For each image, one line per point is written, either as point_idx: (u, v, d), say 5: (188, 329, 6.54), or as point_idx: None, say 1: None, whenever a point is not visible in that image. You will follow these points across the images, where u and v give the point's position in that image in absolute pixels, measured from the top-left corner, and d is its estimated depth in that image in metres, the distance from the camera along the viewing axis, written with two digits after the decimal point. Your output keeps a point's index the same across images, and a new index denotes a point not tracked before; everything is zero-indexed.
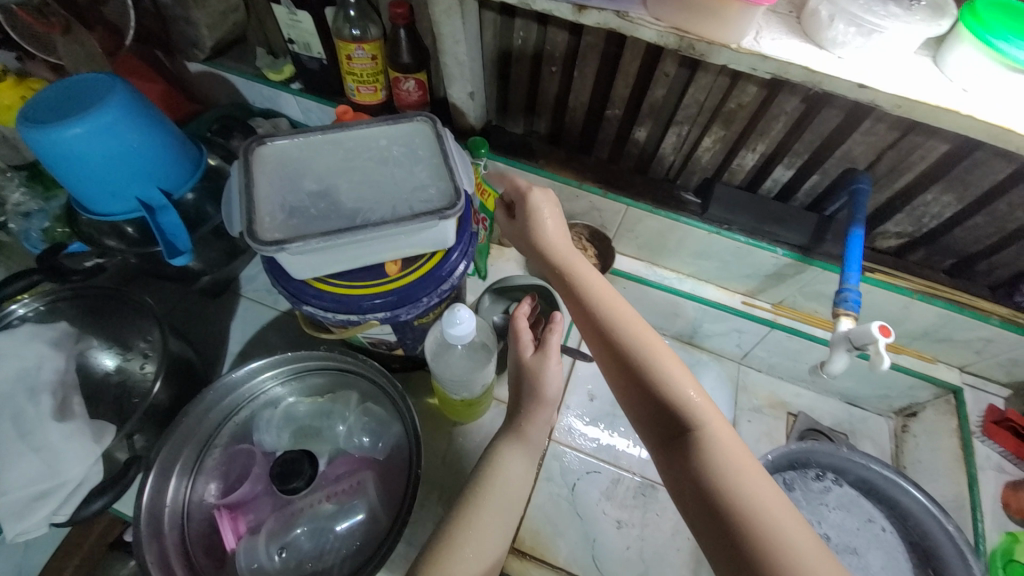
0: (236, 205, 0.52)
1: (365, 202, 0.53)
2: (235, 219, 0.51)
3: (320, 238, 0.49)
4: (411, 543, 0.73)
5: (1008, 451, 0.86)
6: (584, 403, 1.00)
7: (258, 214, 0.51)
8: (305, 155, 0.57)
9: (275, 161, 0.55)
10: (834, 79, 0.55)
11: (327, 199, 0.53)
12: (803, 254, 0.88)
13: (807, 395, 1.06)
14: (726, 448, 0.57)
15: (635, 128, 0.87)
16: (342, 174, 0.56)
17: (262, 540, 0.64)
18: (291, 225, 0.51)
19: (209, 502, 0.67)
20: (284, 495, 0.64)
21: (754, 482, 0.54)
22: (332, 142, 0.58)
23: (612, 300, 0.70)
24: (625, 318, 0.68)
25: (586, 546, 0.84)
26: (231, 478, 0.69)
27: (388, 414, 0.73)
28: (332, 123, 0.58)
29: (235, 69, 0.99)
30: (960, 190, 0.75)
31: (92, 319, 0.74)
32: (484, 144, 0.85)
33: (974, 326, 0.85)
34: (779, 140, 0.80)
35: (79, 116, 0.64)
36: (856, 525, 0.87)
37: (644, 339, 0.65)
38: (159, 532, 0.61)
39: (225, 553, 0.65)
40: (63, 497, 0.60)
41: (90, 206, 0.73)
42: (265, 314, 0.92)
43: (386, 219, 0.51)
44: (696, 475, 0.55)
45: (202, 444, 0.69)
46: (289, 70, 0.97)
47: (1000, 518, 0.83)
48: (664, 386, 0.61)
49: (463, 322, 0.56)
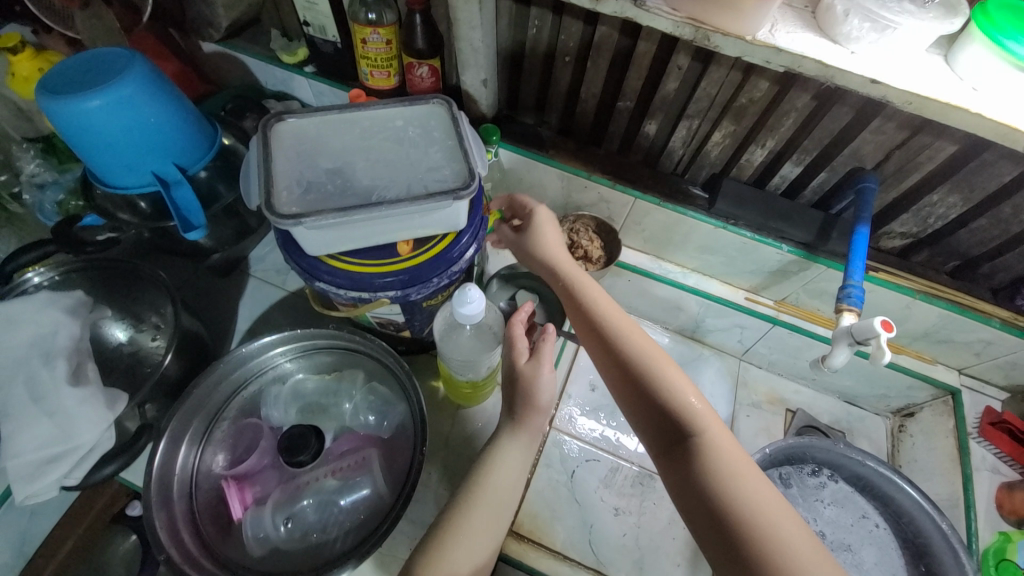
0: (253, 179, 0.53)
1: (380, 180, 0.54)
2: (252, 192, 0.52)
3: (336, 213, 0.50)
4: (411, 520, 0.75)
5: (1005, 453, 0.87)
6: (585, 392, 1.01)
7: (276, 188, 0.52)
8: (322, 132, 0.58)
9: (292, 137, 0.56)
10: (846, 73, 0.56)
11: (343, 176, 0.54)
12: (808, 251, 0.88)
13: (806, 392, 1.07)
14: (727, 456, 0.57)
15: (646, 121, 0.88)
16: (358, 153, 0.56)
17: (268, 510, 0.65)
18: (308, 200, 0.52)
19: (217, 472, 0.68)
20: (290, 468, 0.66)
21: (754, 488, 0.55)
22: (349, 121, 0.59)
23: (613, 311, 0.71)
24: (626, 329, 0.68)
25: (584, 532, 0.86)
26: (238, 450, 0.70)
27: (394, 393, 0.74)
28: (349, 102, 0.59)
29: (250, 50, 0.99)
30: (967, 191, 0.75)
31: (104, 290, 0.77)
32: (496, 131, 0.86)
33: (975, 328, 0.86)
34: (789, 136, 0.80)
35: (99, 88, 0.65)
36: (850, 521, 0.88)
37: (645, 349, 0.66)
38: (168, 501, 0.62)
39: (231, 523, 0.66)
40: (74, 461, 0.62)
41: (106, 179, 0.74)
42: (273, 293, 0.93)
43: (401, 197, 0.52)
44: (697, 481, 0.57)
45: (211, 416, 0.70)
46: (303, 53, 0.98)
47: (995, 519, 0.84)
48: (666, 395, 0.62)
49: (473, 302, 0.56)
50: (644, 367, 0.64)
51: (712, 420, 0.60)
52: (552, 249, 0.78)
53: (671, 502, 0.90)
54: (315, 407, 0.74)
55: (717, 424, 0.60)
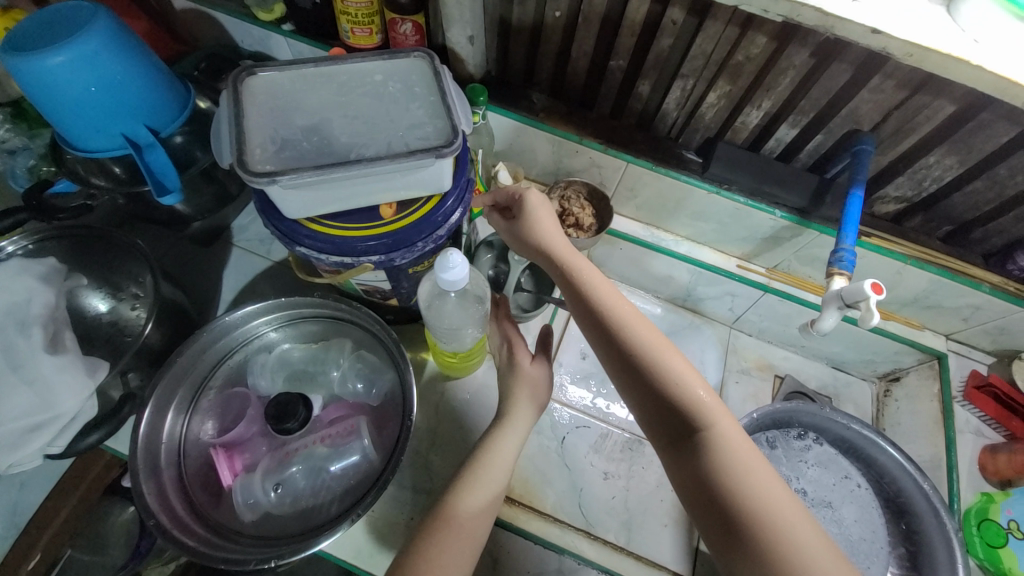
0: (224, 136, 0.51)
1: (359, 138, 0.52)
2: (224, 150, 0.50)
3: (313, 171, 0.48)
4: (402, 485, 0.76)
5: (988, 416, 0.90)
6: (576, 361, 1.01)
7: (249, 145, 0.49)
8: (297, 87, 0.55)
9: (265, 92, 0.53)
10: (846, 23, 0.54)
11: (320, 133, 0.52)
12: (801, 216, 0.87)
13: (794, 359, 1.08)
14: (736, 450, 0.56)
15: (639, 81, 0.85)
16: (335, 109, 0.54)
17: (257, 478, 0.65)
18: (283, 158, 0.49)
19: (205, 440, 0.68)
20: (279, 435, 0.65)
21: (764, 481, 0.55)
22: (325, 76, 0.56)
23: (614, 299, 0.66)
24: (629, 318, 0.65)
25: (573, 495, 0.87)
26: (226, 419, 0.70)
27: (382, 360, 0.74)
28: (325, 56, 0.56)
29: (223, 6, 0.94)
30: (964, 153, 0.74)
31: (81, 259, 0.74)
32: (483, 92, 0.83)
33: (964, 293, 0.86)
34: (785, 97, 0.78)
35: (60, 43, 0.61)
36: (833, 481, 0.90)
37: (651, 341, 0.63)
38: (156, 468, 0.62)
39: (222, 489, 0.66)
40: (57, 430, 0.61)
41: (73, 141, 0.70)
42: (257, 263, 0.91)
43: (381, 155, 0.50)
44: (709, 479, 0.56)
45: (197, 385, 0.69)
46: (281, 10, 0.93)
47: (977, 479, 0.87)
48: (673, 390, 0.60)
49: (456, 266, 0.55)
50: (651, 360, 0.61)
51: (721, 413, 0.59)
52: (546, 232, 0.72)
53: (659, 466, 0.92)
54: (302, 375, 0.73)
55: (725, 416, 0.59)
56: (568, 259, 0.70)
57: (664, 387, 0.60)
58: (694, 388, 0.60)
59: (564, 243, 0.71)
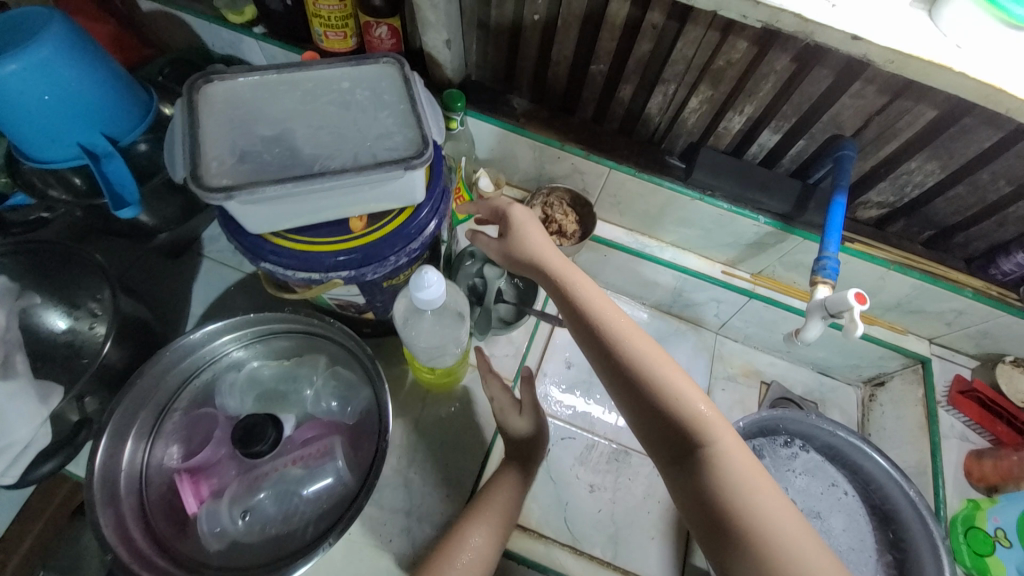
0: (179, 148, 0.48)
1: (324, 149, 0.49)
2: (178, 163, 0.47)
3: (273, 185, 0.45)
4: (380, 506, 0.73)
5: (972, 420, 0.89)
6: (561, 370, 0.99)
7: (204, 158, 0.46)
8: (258, 95, 0.52)
9: (224, 101, 0.51)
10: (827, 30, 0.53)
11: (283, 144, 0.49)
12: (785, 222, 0.86)
13: (780, 364, 1.07)
14: (739, 465, 0.55)
15: (621, 86, 0.83)
16: (299, 118, 0.51)
17: (224, 505, 0.62)
18: (241, 171, 0.47)
19: (170, 466, 0.65)
20: (247, 459, 0.62)
21: (763, 495, 0.54)
22: (289, 83, 0.53)
23: (611, 312, 0.65)
24: (626, 332, 0.63)
25: (559, 509, 0.85)
26: (193, 442, 0.67)
27: (356, 374, 0.71)
28: (289, 62, 0.53)
29: (191, 8, 0.90)
30: (945, 158, 0.73)
31: (34, 275, 0.69)
32: (460, 97, 0.80)
33: (947, 298, 0.85)
34: (767, 102, 0.77)
35: (12, 50, 0.58)
36: (820, 489, 0.89)
37: (650, 355, 0.61)
38: (115, 497, 0.59)
39: (187, 517, 0.63)
40: (9, 459, 0.57)
41: (27, 151, 0.67)
42: (229, 275, 0.87)
43: (346, 167, 0.48)
44: (709, 493, 0.54)
45: (161, 407, 0.65)
46: (252, 12, 0.89)
47: (962, 485, 0.87)
48: (673, 404, 0.58)
49: (431, 285, 0.53)
50: (651, 375, 0.59)
51: (723, 427, 0.57)
52: (538, 244, 0.71)
53: (646, 477, 0.90)
54: (274, 394, 0.70)
55: (727, 429, 0.57)
56: (564, 273, 0.68)
57: (663, 401, 0.58)
58: (695, 402, 0.58)
59: (556, 254, 0.69)
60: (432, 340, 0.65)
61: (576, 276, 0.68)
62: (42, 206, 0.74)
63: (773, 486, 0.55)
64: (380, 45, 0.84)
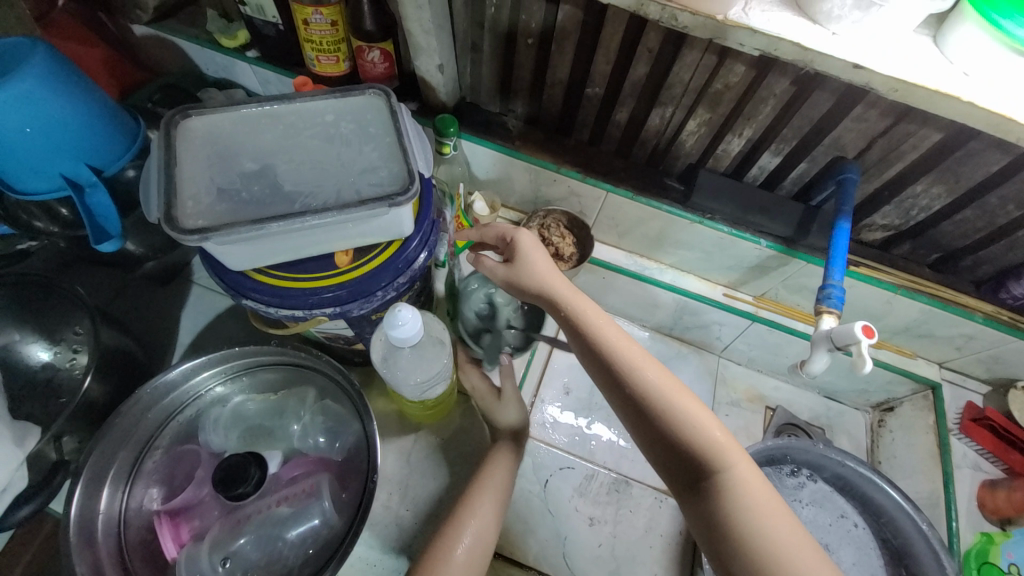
0: (156, 186, 0.46)
1: (306, 185, 0.48)
2: (154, 203, 0.45)
3: (250, 225, 0.43)
4: (370, 545, 0.70)
5: (985, 449, 0.86)
6: (559, 396, 0.97)
7: (181, 197, 0.45)
8: (239, 130, 0.50)
9: (204, 136, 0.49)
10: (826, 58, 0.51)
11: (263, 181, 0.47)
12: (787, 245, 0.84)
13: (786, 388, 1.04)
14: (754, 494, 0.52)
15: (617, 108, 0.82)
16: (281, 153, 0.50)
17: (204, 549, 0.60)
18: (219, 210, 0.45)
19: (150, 507, 0.62)
20: (230, 501, 0.60)
21: (781, 525, 0.51)
22: (272, 117, 0.52)
23: (617, 335, 0.62)
24: (634, 355, 0.60)
25: (557, 544, 0.82)
26: (174, 482, 0.64)
27: (348, 406, 0.68)
28: (272, 95, 0.52)
29: (183, 32, 0.89)
30: (951, 182, 0.71)
31: (16, 308, 0.67)
32: (453, 122, 0.79)
33: (957, 323, 0.83)
34: (767, 124, 0.75)
35: None
36: (829, 521, 0.86)
37: (659, 381, 0.58)
38: (91, 543, 0.56)
39: (167, 562, 0.60)
40: None
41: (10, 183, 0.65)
42: (219, 302, 0.85)
43: (328, 204, 0.46)
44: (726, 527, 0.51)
45: (141, 446, 0.63)
46: (244, 36, 0.88)
47: (975, 517, 0.84)
48: (686, 433, 0.55)
49: (405, 320, 0.50)
50: (662, 402, 0.56)
51: (738, 454, 0.54)
52: (538, 263, 0.67)
53: (648, 509, 0.87)
54: (261, 430, 0.68)
55: (743, 458, 0.54)
56: (565, 294, 0.65)
57: (674, 428, 0.55)
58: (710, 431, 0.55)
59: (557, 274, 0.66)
60: (415, 375, 0.63)
61: (578, 298, 0.65)
62: (25, 236, 0.72)
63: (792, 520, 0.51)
64: (373, 69, 0.83)
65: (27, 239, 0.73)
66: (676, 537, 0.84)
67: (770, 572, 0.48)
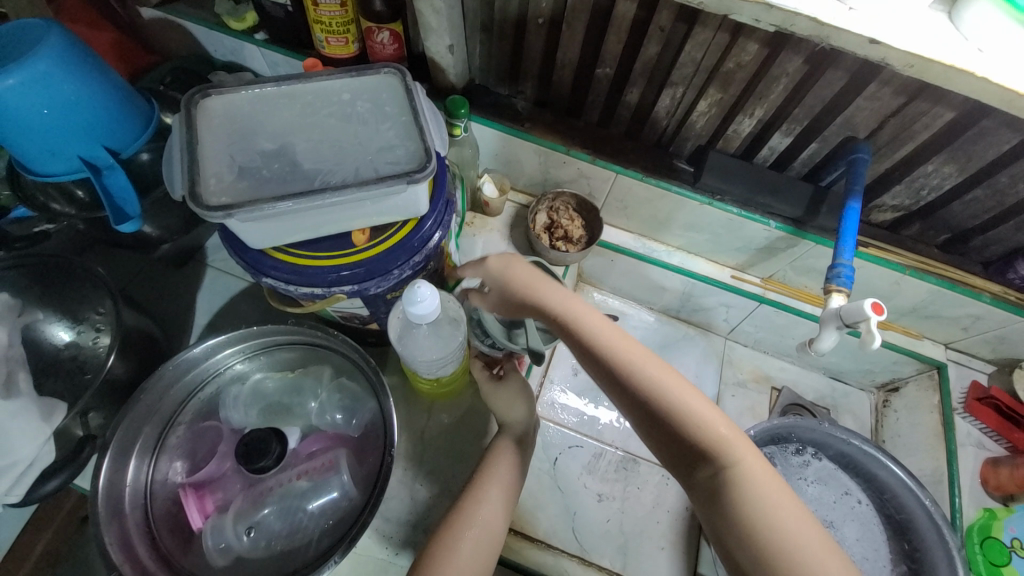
0: (178, 165, 0.47)
1: (324, 164, 0.48)
2: (177, 181, 0.46)
3: (273, 202, 0.44)
4: (386, 518, 0.72)
5: (989, 427, 0.87)
6: (568, 377, 0.98)
7: (203, 175, 0.46)
8: (257, 109, 0.51)
9: (223, 115, 0.50)
10: (843, 34, 0.51)
11: (282, 159, 0.48)
12: (796, 226, 0.84)
13: (792, 368, 1.05)
14: (763, 488, 0.52)
15: (627, 89, 0.82)
16: (299, 132, 0.50)
17: (230, 520, 0.62)
18: (241, 188, 0.46)
19: (175, 480, 0.64)
20: (252, 474, 0.62)
21: (792, 519, 0.51)
22: (289, 96, 0.52)
23: (616, 336, 0.61)
24: (637, 356, 0.59)
25: (567, 519, 0.84)
26: (197, 456, 0.66)
27: (362, 383, 0.70)
28: (288, 74, 0.53)
29: (192, 15, 0.89)
30: (963, 161, 0.71)
31: (39, 289, 0.69)
32: (463, 103, 0.79)
33: (965, 303, 0.83)
34: (778, 104, 0.75)
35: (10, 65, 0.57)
36: (833, 498, 0.88)
37: (665, 381, 0.57)
38: (120, 513, 0.58)
39: (192, 532, 0.62)
40: (15, 476, 0.57)
41: (29, 164, 0.66)
42: (233, 284, 0.87)
43: (347, 183, 0.47)
44: (734, 519, 0.52)
45: (164, 422, 0.65)
46: (253, 18, 0.88)
47: (979, 495, 0.85)
48: (692, 429, 0.55)
49: (424, 300, 0.51)
50: (667, 401, 0.56)
51: (742, 449, 0.54)
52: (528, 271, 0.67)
53: (655, 485, 0.89)
54: (279, 407, 0.70)
55: (749, 449, 0.55)
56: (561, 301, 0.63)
57: (680, 425, 0.56)
58: (717, 427, 0.55)
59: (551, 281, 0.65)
60: (430, 351, 0.64)
61: (575, 302, 0.63)
62: (44, 218, 0.74)
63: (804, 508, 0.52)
64: (383, 52, 0.83)
65: (45, 221, 0.74)
66: (683, 512, 0.86)
67: (787, 566, 0.48)
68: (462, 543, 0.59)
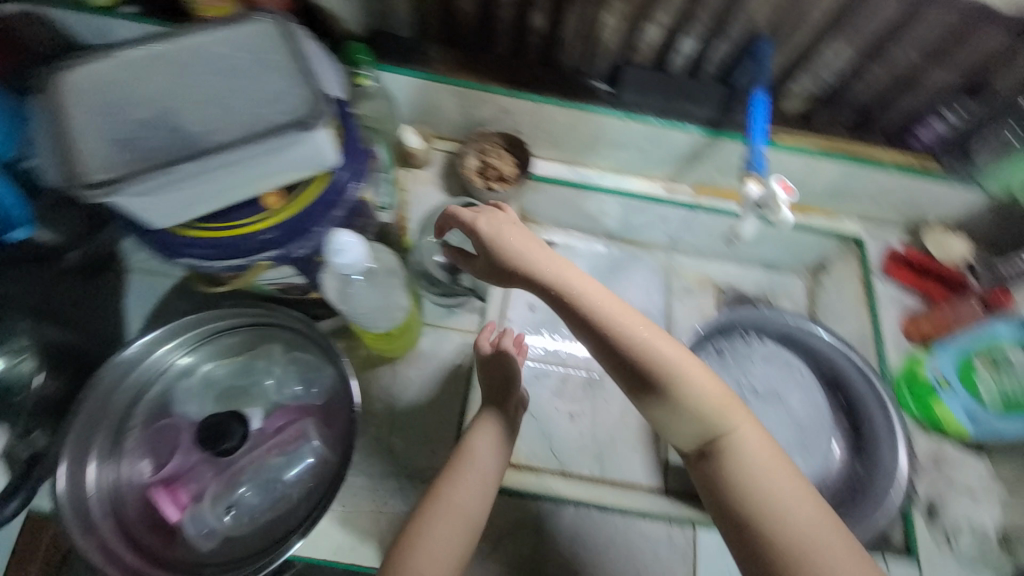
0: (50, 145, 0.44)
1: (211, 123, 0.46)
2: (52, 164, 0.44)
3: (159, 172, 0.43)
4: (368, 474, 0.74)
5: (900, 283, 0.98)
6: (524, 313, 1.01)
7: (78, 153, 0.43)
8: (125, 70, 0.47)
9: (89, 84, 0.46)
10: None
11: (164, 124, 0.46)
12: (714, 127, 0.87)
13: (733, 267, 1.11)
14: (756, 460, 0.56)
15: (531, 11, 0.79)
16: (177, 92, 0.47)
17: (207, 505, 0.62)
18: (122, 161, 0.43)
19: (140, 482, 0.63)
20: (220, 457, 0.62)
21: (780, 485, 0.55)
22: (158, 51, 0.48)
23: (629, 316, 0.58)
24: (649, 337, 0.57)
25: (544, 441, 0.88)
26: (159, 455, 0.65)
27: (313, 350, 0.69)
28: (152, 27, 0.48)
29: None
30: (855, 37, 0.75)
31: None
32: (366, 51, 0.80)
33: (874, 176, 0.89)
34: (679, 5, 0.75)
35: None
36: (776, 373, 0.94)
37: (649, 344, 0.57)
38: (87, 522, 0.57)
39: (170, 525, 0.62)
40: None
41: None
42: (157, 282, 0.82)
43: (237, 140, 0.45)
44: (728, 489, 0.56)
45: (116, 428, 0.63)
46: None
47: (902, 345, 0.95)
48: (694, 409, 0.57)
49: (349, 248, 0.51)
50: (672, 384, 0.56)
51: (744, 422, 0.58)
52: (524, 249, 0.60)
53: (621, 396, 0.94)
54: (234, 391, 0.69)
55: (749, 422, 0.58)
56: (561, 279, 0.58)
57: (684, 406, 0.57)
58: (701, 384, 0.57)
59: (548, 257, 0.60)
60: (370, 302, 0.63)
61: (549, 263, 0.59)
62: None
63: (771, 448, 0.58)
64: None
65: None
66: None
67: (776, 527, 0.52)
68: (437, 521, 0.62)
